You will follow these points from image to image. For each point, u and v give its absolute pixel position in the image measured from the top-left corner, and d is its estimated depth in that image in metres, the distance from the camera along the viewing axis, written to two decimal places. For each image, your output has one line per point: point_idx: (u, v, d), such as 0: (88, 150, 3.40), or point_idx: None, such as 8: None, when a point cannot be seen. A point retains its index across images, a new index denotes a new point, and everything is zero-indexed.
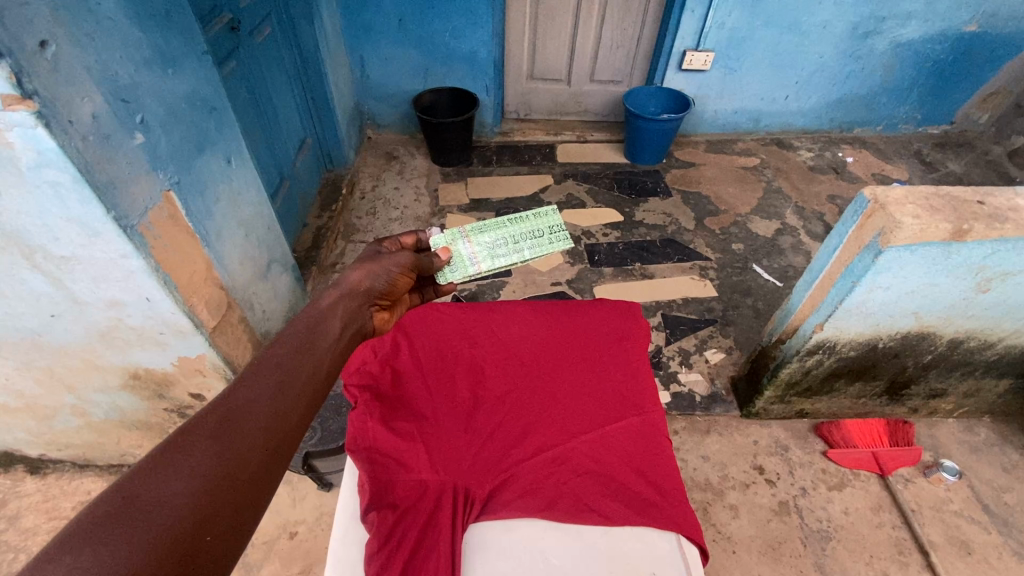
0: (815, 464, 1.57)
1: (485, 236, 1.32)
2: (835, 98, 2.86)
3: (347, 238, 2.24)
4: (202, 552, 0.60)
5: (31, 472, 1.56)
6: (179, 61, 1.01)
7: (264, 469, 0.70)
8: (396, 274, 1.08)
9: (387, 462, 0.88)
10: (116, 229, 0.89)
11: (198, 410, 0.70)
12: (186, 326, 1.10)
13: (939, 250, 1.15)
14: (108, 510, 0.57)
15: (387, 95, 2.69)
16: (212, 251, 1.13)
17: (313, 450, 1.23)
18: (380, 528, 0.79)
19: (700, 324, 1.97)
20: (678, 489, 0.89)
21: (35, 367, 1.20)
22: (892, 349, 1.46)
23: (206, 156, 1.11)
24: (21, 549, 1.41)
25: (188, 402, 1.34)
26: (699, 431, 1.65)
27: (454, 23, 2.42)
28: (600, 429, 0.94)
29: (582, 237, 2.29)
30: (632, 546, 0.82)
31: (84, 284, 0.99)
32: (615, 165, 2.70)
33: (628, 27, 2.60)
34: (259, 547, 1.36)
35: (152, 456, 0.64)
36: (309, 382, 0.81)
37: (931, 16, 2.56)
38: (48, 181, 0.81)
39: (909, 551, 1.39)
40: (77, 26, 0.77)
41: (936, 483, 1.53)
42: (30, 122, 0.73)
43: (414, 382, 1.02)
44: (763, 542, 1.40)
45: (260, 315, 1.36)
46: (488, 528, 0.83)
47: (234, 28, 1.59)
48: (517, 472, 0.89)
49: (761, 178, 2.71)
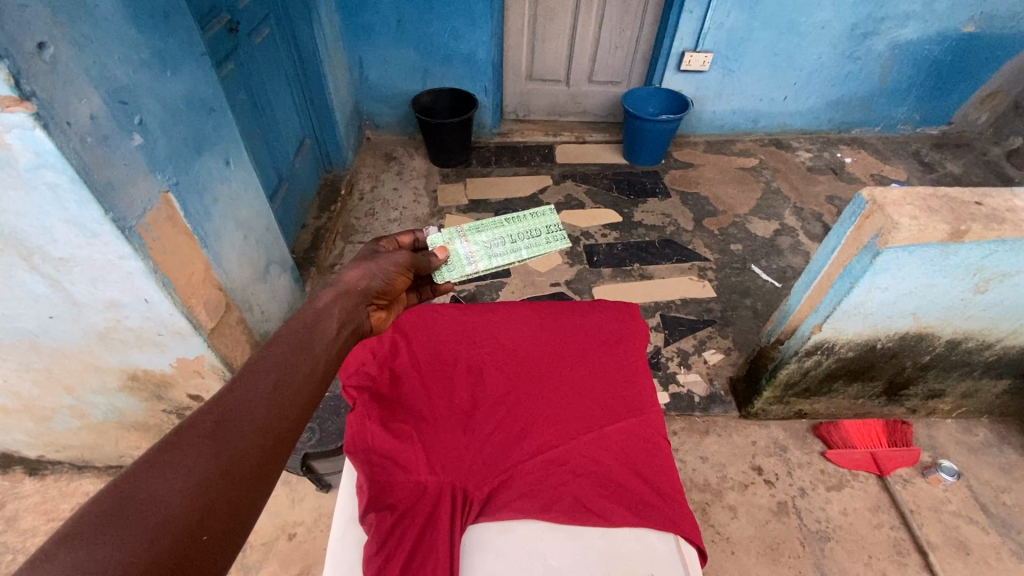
0: (814, 465, 1.57)
1: (482, 236, 1.32)
2: (834, 98, 2.87)
3: (346, 238, 2.24)
4: (198, 551, 0.60)
5: (30, 474, 1.56)
6: (178, 62, 1.01)
7: (261, 468, 0.70)
8: (393, 274, 1.08)
9: (386, 463, 0.88)
10: (114, 231, 0.89)
11: (195, 410, 0.70)
12: (184, 327, 1.10)
13: (937, 251, 1.15)
14: (104, 510, 0.57)
15: (386, 95, 2.69)
16: (211, 252, 1.13)
17: (312, 451, 1.23)
18: (379, 529, 0.79)
19: (699, 324, 1.97)
20: (677, 491, 0.89)
21: (33, 368, 1.20)
22: (890, 350, 1.46)
23: (204, 157, 1.11)
24: (20, 551, 1.41)
25: (186, 404, 1.34)
26: (698, 431, 1.65)
27: (453, 24, 2.42)
28: (599, 430, 0.94)
29: (581, 237, 2.30)
30: (631, 548, 0.82)
31: (82, 285, 0.99)
32: (614, 166, 2.71)
33: (627, 28, 2.61)
34: (258, 549, 1.36)
35: (148, 456, 0.64)
36: (306, 381, 0.80)
37: (929, 16, 2.57)
38: (45, 183, 0.81)
39: (908, 552, 1.39)
40: (75, 27, 0.77)
41: (934, 484, 1.53)
42: (28, 124, 0.73)
43: (412, 384, 1.02)
44: (762, 542, 1.40)
45: (259, 315, 1.36)
46: (487, 529, 0.83)
47: (233, 28, 1.59)
48: (516, 473, 0.89)
49: (760, 178, 2.71)
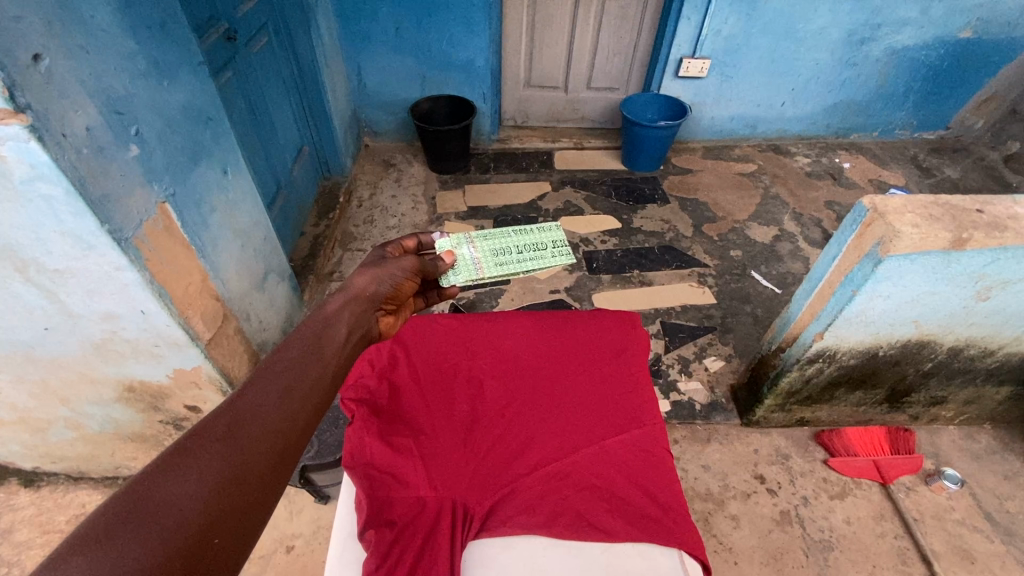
0: (816, 473, 1.56)
1: (488, 244, 1.34)
2: (832, 104, 2.87)
3: (345, 246, 2.23)
4: (211, 554, 0.59)
5: (25, 485, 1.54)
6: (175, 73, 1.00)
7: (271, 473, 0.68)
8: (400, 280, 1.05)
9: (386, 479, 0.87)
10: (110, 242, 0.88)
11: (207, 414, 0.69)
12: (181, 339, 1.08)
13: (939, 259, 1.15)
14: (120, 510, 0.57)
15: (385, 103, 2.69)
16: (208, 262, 1.12)
17: (310, 463, 1.22)
18: (378, 546, 0.77)
19: (699, 332, 1.96)
20: (680, 504, 0.88)
21: (29, 380, 1.18)
22: (892, 358, 1.46)
23: (202, 168, 1.10)
24: (13, 564, 1.38)
25: (183, 414, 1.32)
26: (699, 440, 1.64)
27: (452, 32, 2.43)
28: (600, 442, 0.94)
29: (580, 245, 2.29)
30: (633, 564, 0.81)
31: (77, 296, 0.98)
32: (614, 172, 2.70)
33: (625, 35, 2.62)
34: (256, 561, 1.34)
35: (162, 459, 0.63)
36: (316, 387, 0.79)
37: (926, 22, 2.58)
38: (40, 195, 0.80)
39: (912, 561, 1.38)
40: (71, 39, 0.77)
41: (939, 492, 1.52)
42: (22, 137, 0.73)
43: (411, 396, 1.01)
44: (764, 552, 1.39)
45: (257, 325, 1.34)
46: (487, 545, 0.83)
47: (230, 37, 1.59)
48: (515, 488, 0.88)
49: (759, 184, 2.71)
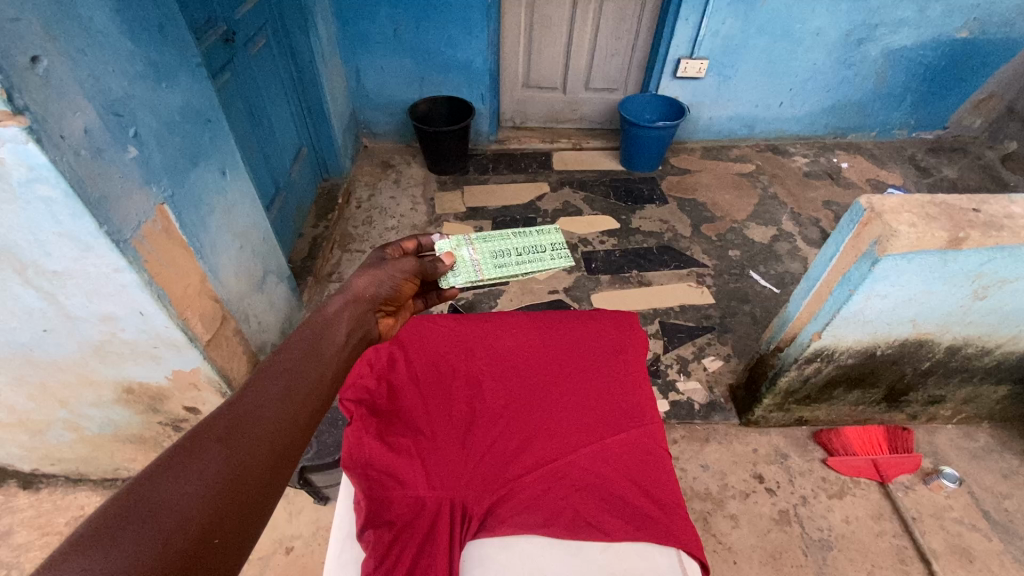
0: (815, 472, 1.57)
1: (487, 246, 1.34)
2: (829, 104, 2.88)
3: (344, 247, 2.23)
4: (209, 555, 0.59)
5: (24, 487, 1.54)
6: (174, 74, 1.01)
7: (269, 474, 0.68)
8: (400, 282, 1.04)
9: (384, 479, 0.87)
10: (108, 244, 0.88)
11: (207, 415, 0.69)
12: (180, 340, 1.08)
13: (936, 259, 1.15)
14: (120, 510, 0.57)
15: (384, 104, 2.69)
16: (207, 263, 1.12)
17: (308, 464, 1.22)
18: (377, 546, 0.77)
19: (698, 331, 1.96)
20: (678, 504, 0.88)
21: (28, 382, 1.18)
22: (890, 357, 1.46)
23: (200, 168, 1.10)
24: (12, 566, 1.38)
25: (182, 416, 1.32)
26: (698, 439, 1.64)
27: (450, 33, 2.44)
28: (599, 441, 0.94)
29: (578, 245, 2.29)
30: (633, 563, 0.81)
31: (76, 298, 0.98)
32: (612, 173, 2.71)
33: (623, 35, 2.62)
34: (255, 563, 1.34)
35: (161, 459, 0.63)
36: (316, 388, 0.79)
37: (922, 23, 2.59)
38: (39, 198, 0.80)
39: (910, 560, 1.38)
40: (70, 40, 0.77)
41: (936, 490, 1.52)
42: (21, 139, 0.72)
43: (410, 397, 1.01)
44: (763, 552, 1.39)
45: (256, 326, 1.34)
46: (486, 545, 0.83)
47: (228, 39, 1.59)
48: (514, 488, 0.88)
49: (757, 184, 2.72)
